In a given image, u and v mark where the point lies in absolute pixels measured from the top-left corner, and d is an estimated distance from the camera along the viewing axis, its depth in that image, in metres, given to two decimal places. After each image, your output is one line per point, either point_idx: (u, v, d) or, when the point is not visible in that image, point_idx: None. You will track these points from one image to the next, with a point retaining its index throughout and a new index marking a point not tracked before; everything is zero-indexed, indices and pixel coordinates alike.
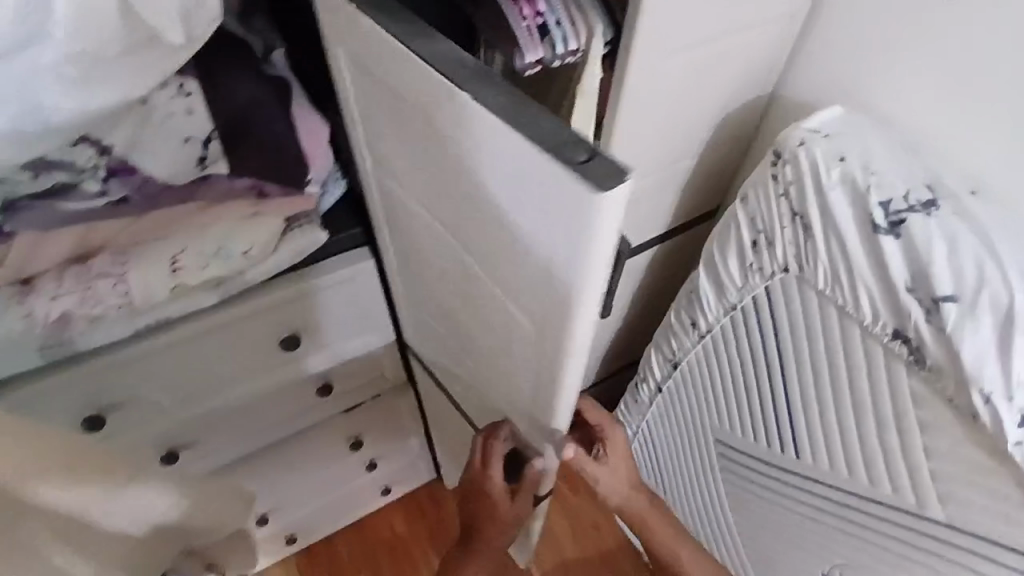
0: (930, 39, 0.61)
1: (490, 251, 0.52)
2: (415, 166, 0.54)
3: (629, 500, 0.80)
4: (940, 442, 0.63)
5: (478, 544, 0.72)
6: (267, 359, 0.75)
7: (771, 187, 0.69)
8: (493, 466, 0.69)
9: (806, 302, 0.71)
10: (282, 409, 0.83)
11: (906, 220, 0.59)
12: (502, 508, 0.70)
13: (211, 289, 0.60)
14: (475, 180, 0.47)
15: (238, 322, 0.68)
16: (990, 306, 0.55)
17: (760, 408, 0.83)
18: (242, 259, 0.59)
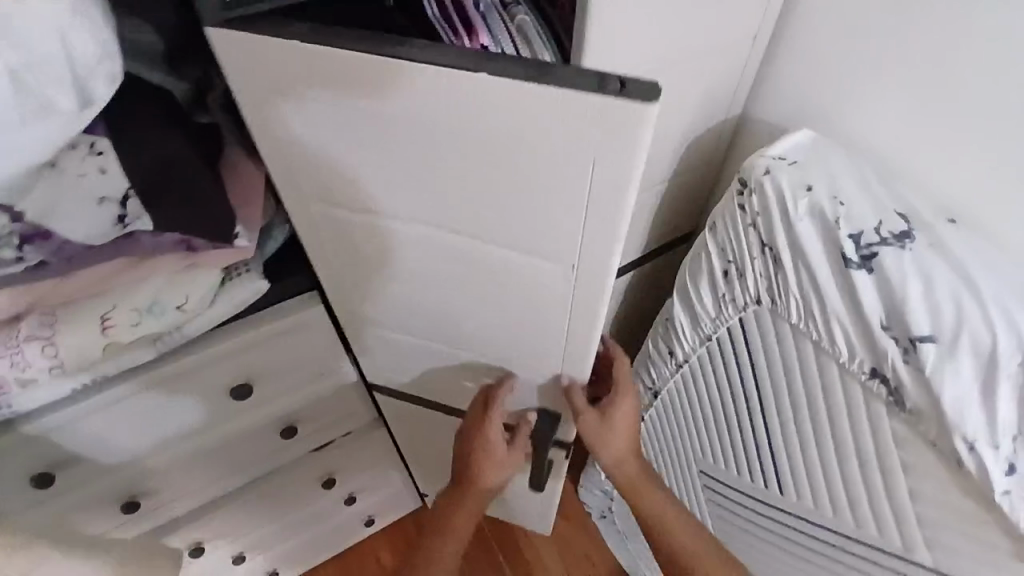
0: (895, 60, 0.58)
1: (484, 224, 0.50)
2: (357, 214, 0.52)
3: (619, 460, 0.80)
4: (925, 485, 0.59)
5: (473, 479, 0.80)
6: (224, 407, 0.72)
7: (739, 218, 0.66)
8: (490, 420, 0.73)
9: (780, 335, 0.67)
10: (248, 452, 0.81)
11: (879, 254, 0.56)
12: (496, 448, 0.77)
13: (150, 345, 0.57)
14: (457, 172, 0.46)
15: (186, 376, 0.65)
16: (970, 348, 0.52)
17: (742, 440, 0.80)
18: (179, 314, 0.55)
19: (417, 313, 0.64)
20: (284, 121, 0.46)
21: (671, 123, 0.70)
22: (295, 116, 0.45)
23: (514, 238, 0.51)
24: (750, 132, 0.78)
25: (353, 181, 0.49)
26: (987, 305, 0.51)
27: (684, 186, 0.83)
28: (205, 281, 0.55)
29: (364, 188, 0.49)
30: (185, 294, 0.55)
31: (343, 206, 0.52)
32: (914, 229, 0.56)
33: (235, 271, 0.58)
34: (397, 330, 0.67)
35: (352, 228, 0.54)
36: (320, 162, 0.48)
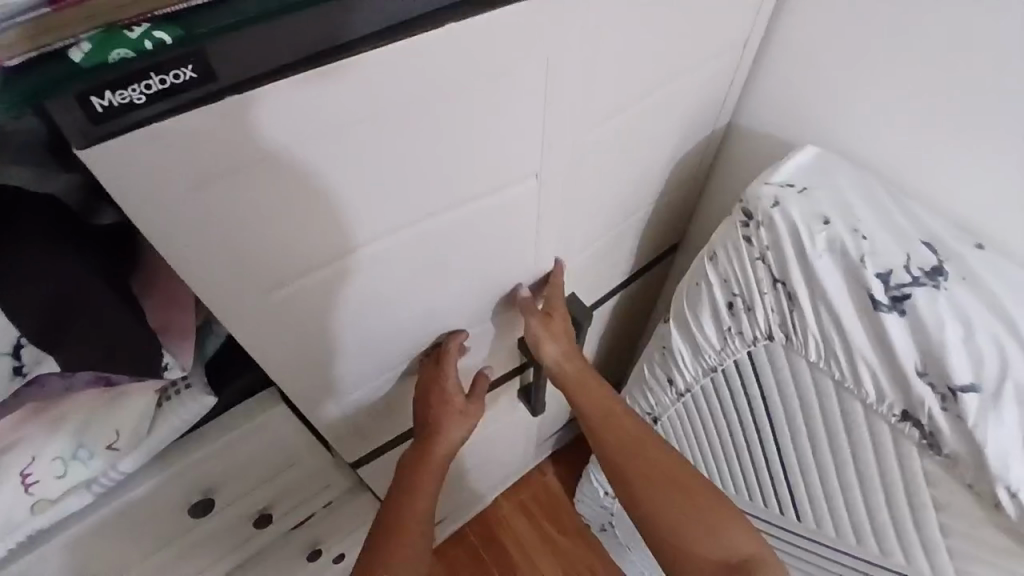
0: (896, 65, 0.53)
1: (444, 218, 0.52)
2: (323, 271, 0.48)
3: (565, 365, 0.75)
4: (956, 520, 0.54)
5: (426, 430, 0.72)
6: (182, 518, 0.63)
7: (744, 251, 0.60)
8: (445, 375, 0.68)
9: (797, 371, 0.62)
10: (220, 550, 0.72)
11: (912, 294, 0.51)
12: (451, 403, 0.71)
13: (83, 487, 0.49)
14: (414, 163, 0.45)
15: (132, 505, 0.56)
16: (1015, 398, 0.47)
17: (753, 468, 0.75)
18: (111, 453, 0.48)
19: (389, 341, 0.62)
20: (216, 216, 0.39)
21: (648, 145, 0.64)
22: (228, 201, 0.38)
23: (472, 193, 0.52)
24: (737, 144, 0.71)
25: (296, 241, 0.44)
26: None
27: (669, 204, 0.77)
28: (137, 409, 0.48)
29: (306, 238, 0.44)
30: (116, 428, 0.47)
31: (288, 273, 0.46)
32: (944, 263, 0.52)
33: (171, 392, 0.50)
34: (363, 371, 0.63)
35: (299, 294, 0.48)
36: (252, 234, 0.41)
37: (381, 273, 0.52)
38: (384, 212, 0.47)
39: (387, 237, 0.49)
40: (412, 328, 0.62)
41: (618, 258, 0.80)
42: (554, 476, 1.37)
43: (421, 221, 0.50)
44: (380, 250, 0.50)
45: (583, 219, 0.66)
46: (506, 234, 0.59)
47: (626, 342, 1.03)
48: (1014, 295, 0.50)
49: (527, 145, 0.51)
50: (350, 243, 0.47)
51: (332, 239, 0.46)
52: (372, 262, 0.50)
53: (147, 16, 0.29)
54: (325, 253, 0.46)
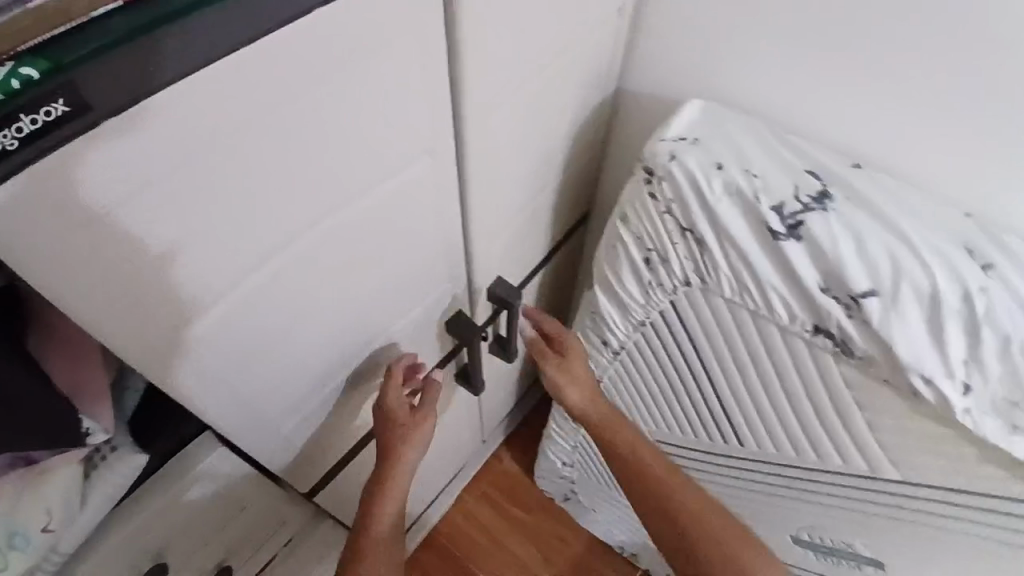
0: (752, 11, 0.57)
1: (351, 212, 0.51)
2: (228, 288, 0.46)
3: (591, 406, 0.83)
4: (882, 416, 0.61)
5: (382, 453, 0.78)
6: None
7: (650, 207, 0.64)
8: (397, 399, 0.74)
9: (715, 309, 0.66)
10: None
11: (805, 221, 0.57)
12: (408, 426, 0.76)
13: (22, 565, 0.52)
14: (307, 161, 0.44)
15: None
16: (913, 296, 0.54)
17: (694, 407, 0.80)
18: (48, 534, 0.52)
19: (316, 347, 0.61)
20: (111, 254, 0.37)
21: (544, 120, 0.66)
22: (124, 238, 0.37)
23: (371, 183, 0.51)
24: (626, 109, 0.75)
25: (201, 266, 0.43)
26: (918, 249, 0.55)
27: (574, 174, 0.80)
28: (60, 487, 0.51)
29: (218, 262, 0.44)
30: (44, 510, 0.51)
31: (200, 301, 0.45)
32: (827, 189, 0.58)
33: (94, 461, 0.54)
34: (293, 385, 0.62)
35: (217, 321, 0.48)
36: (143, 278, 0.40)
37: (293, 284, 0.52)
38: (288, 224, 0.47)
39: (297, 241, 0.49)
40: (339, 329, 0.62)
41: (536, 236, 0.82)
42: (509, 459, 1.39)
43: (323, 221, 0.49)
44: (293, 257, 0.50)
45: (496, 203, 0.68)
46: (414, 224, 0.60)
47: (555, 312, 1.06)
48: (897, 208, 0.57)
49: (419, 128, 0.51)
50: (258, 257, 0.47)
51: (240, 258, 0.45)
52: (284, 273, 0.50)
53: (10, 53, 0.28)
54: (237, 271, 0.46)
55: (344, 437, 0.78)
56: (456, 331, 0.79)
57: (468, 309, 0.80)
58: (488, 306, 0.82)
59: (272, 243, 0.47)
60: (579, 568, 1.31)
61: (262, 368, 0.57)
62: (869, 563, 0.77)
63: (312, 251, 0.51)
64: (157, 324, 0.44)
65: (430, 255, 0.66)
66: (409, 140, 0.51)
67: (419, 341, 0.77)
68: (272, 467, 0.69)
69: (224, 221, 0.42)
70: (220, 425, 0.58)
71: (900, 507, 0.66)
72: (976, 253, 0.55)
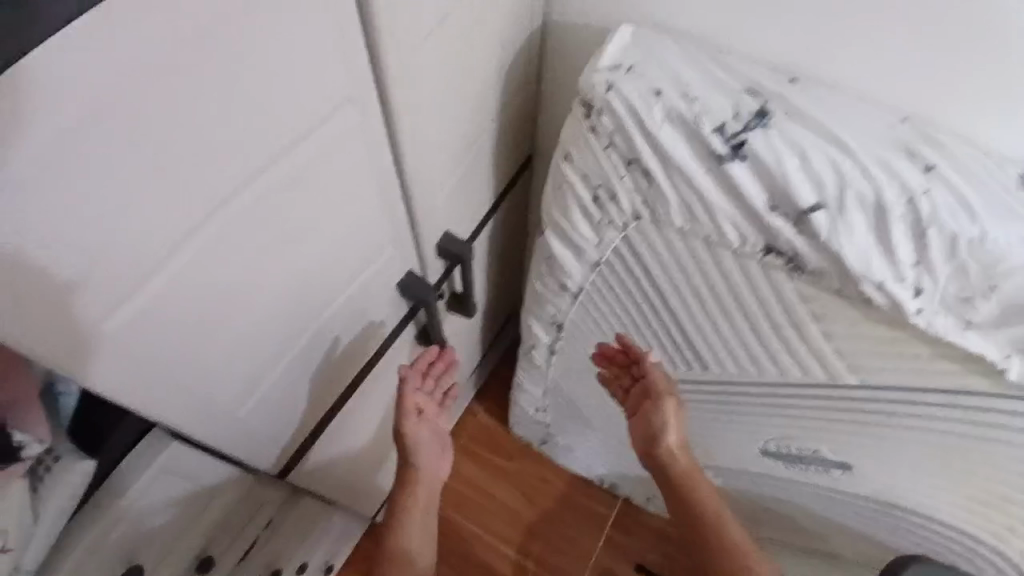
0: None
1: (272, 179, 0.49)
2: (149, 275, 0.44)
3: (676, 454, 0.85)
4: (838, 325, 0.63)
5: (404, 462, 0.89)
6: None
7: (593, 142, 0.63)
8: (406, 402, 0.85)
9: (667, 240, 0.66)
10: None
11: (746, 140, 0.56)
12: (416, 431, 0.86)
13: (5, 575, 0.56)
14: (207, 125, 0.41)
15: None
16: (857, 205, 0.55)
17: (658, 339, 0.81)
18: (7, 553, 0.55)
19: (263, 325, 0.59)
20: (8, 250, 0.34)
21: (471, 64, 0.63)
22: (20, 229, 0.34)
23: (288, 145, 0.48)
24: (556, 43, 0.72)
25: (113, 253, 0.40)
26: (859, 159, 0.55)
27: (510, 118, 0.78)
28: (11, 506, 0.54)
29: (135, 246, 0.41)
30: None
31: (120, 290, 0.42)
32: (766, 106, 0.57)
33: (40, 474, 0.56)
34: (245, 367, 0.60)
35: (145, 308, 0.45)
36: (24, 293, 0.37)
37: (223, 261, 0.49)
38: (204, 197, 0.44)
39: (219, 216, 0.46)
40: (283, 304, 0.60)
41: (481, 186, 0.80)
42: (485, 413, 1.41)
43: (241, 191, 0.47)
44: (217, 233, 0.47)
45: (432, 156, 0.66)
46: (347, 187, 0.57)
47: (509, 261, 1.06)
48: (836, 118, 0.57)
49: (328, 80, 0.48)
50: (175, 236, 0.44)
51: (157, 239, 0.43)
52: (210, 250, 0.47)
53: None
54: (157, 252, 0.43)
55: (310, 414, 0.77)
56: (409, 289, 0.77)
57: (421, 268, 0.78)
58: (440, 264, 0.81)
59: (190, 219, 0.44)
60: (565, 505, 1.35)
61: (207, 352, 0.55)
62: (834, 465, 0.79)
63: (237, 225, 0.48)
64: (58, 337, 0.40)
65: (368, 218, 0.63)
66: (320, 94, 0.48)
67: (373, 308, 0.75)
68: (235, 455, 0.67)
69: (131, 200, 0.39)
70: (170, 419, 0.55)
71: (863, 411, 0.69)
72: (918, 157, 0.56)
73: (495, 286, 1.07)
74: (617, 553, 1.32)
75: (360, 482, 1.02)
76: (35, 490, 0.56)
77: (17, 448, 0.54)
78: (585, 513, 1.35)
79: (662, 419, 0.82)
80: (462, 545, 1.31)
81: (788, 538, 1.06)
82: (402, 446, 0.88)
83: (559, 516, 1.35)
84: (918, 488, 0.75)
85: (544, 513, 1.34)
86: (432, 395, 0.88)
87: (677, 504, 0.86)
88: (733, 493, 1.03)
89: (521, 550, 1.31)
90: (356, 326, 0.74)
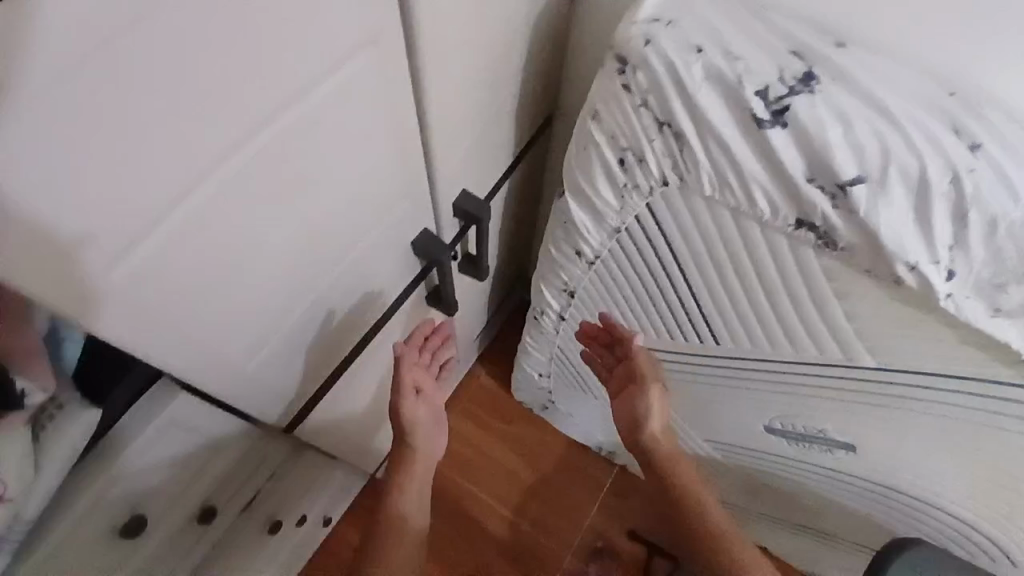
0: None
1: (288, 125, 0.46)
2: (155, 220, 0.41)
3: (658, 436, 0.93)
4: (861, 305, 0.60)
5: (399, 437, 0.90)
6: (118, 521, 0.71)
7: (625, 100, 0.60)
8: (403, 380, 0.86)
9: (693, 209, 0.63)
10: (178, 523, 0.83)
11: (790, 105, 0.53)
12: (413, 409, 0.88)
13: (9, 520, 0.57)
14: (223, 63, 0.38)
15: (68, 534, 0.65)
16: (899, 179, 0.52)
17: (672, 310, 0.79)
18: (9, 503, 0.55)
19: (274, 278, 0.57)
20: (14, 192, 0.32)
21: (500, 12, 0.59)
22: (26, 169, 0.32)
23: (305, 89, 0.45)
24: None
25: (123, 197, 0.38)
26: (905, 130, 0.51)
27: (533, 72, 0.74)
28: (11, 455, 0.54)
29: (145, 189, 0.39)
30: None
31: (127, 236, 0.40)
32: (813, 69, 0.54)
33: (44, 422, 0.56)
34: (251, 319, 0.59)
35: (152, 255, 0.43)
36: (23, 235, 0.34)
37: (233, 210, 0.47)
38: (216, 140, 0.41)
39: (230, 160, 0.43)
40: (295, 257, 0.58)
41: (499, 142, 0.76)
42: (486, 376, 1.41)
43: (255, 135, 0.44)
44: (227, 178, 0.44)
45: (452, 109, 0.62)
46: (363, 136, 0.54)
47: (523, 221, 1.04)
48: (884, 83, 0.53)
49: (350, 20, 0.44)
50: (185, 181, 0.41)
51: (165, 183, 0.40)
52: (219, 196, 0.45)
53: None
54: (166, 197, 0.41)
55: (314, 369, 0.76)
56: (425, 250, 0.76)
57: (436, 228, 0.77)
58: (455, 223, 0.79)
59: (201, 162, 0.41)
60: (563, 470, 1.36)
61: (212, 303, 0.53)
62: (840, 446, 0.79)
63: (249, 170, 0.45)
64: (61, 285, 0.38)
65: (383, 170, 0.60)
66: (341, 34, 0.45)
67: (382, 265, 0.73)
68: (241, 405, 0.67)
69: (140, 139, 0.36)
70: (178, 367, 0.54)
71: (878, 392, 0.68)
72: (962, 133, 0.51)
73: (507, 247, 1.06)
74: (612, 519, 1.33)
75: (362, 438, 1.03)
76: (36, 437, 0.56)
77: (21, 396, 0.52)
78: (583, 479, 1.36)
79: (644, 403, 0.91)
80: (460, 505, 1.33)
81: (782, 512, 1.07)
82: (399, 422, 0.89)
83: (559, 481, 1.36)
84: (923, 471, 0.74)
85: (543, 476, 1.35)
86: (428, 370, 0.90)
87: (660, 481, 0.95)
88: (733, 466, 1.03)
89: (518, 512, 1.33)
90: (366, 284, 0.73)
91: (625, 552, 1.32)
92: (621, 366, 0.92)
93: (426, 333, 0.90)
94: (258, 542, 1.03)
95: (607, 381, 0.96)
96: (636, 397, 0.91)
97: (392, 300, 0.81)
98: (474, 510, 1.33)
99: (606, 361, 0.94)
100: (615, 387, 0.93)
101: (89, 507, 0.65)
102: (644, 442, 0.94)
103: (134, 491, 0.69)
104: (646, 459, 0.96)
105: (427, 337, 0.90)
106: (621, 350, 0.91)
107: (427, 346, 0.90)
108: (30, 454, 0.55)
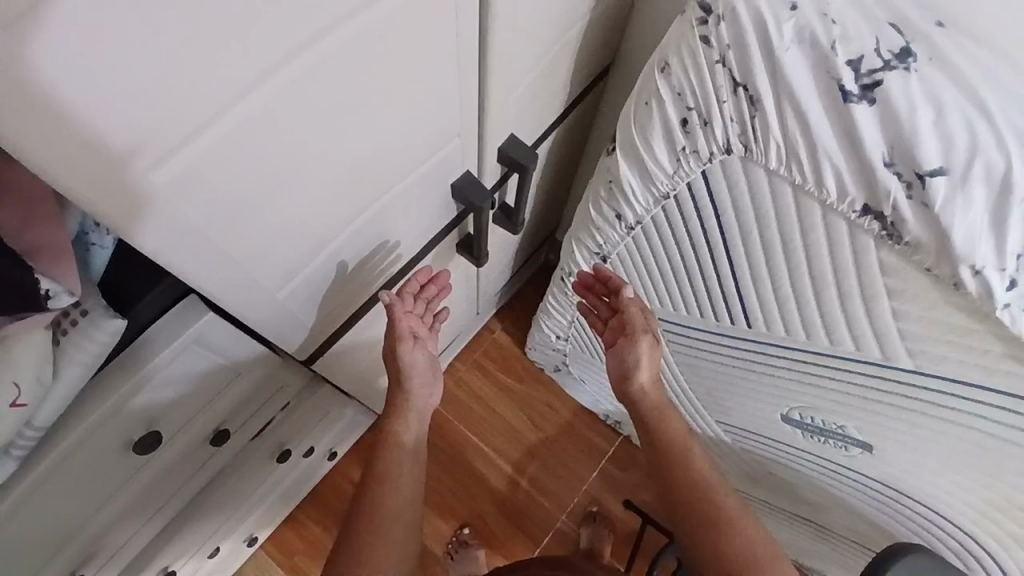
0: None
1: (341, 46, 0.42)
2: (192, 134, 0.39)
3: (648, 390, 0.89)
4: (912, 305, 0.56)
5: (393, 375, 0.87)
6: (131, 433, 0.72)
7: (702, 55, 0.57)
8: (398, 329, 0.81)
9: (752, 181, 0.60)
10: (189, 437, 0.85)
11: (883, 80, 0.49)
12: (412, 355, 0.85)
13: (29, 417, 0.58)
14: None
15: (85, 440, 0.65)
16: (983, 176, 0.47)
17: (705, 286, 0.75)
18: (23, 406, 0.56)
19: (311, 207, 0.56)
20: (56, 68, 0.30)
21: None
22: (70, 48, 0.30)
23: (360, 7, 0.41)
24: None
25: (164, 98, 0.35)
26: (998, 125, 0.46)
27: (602, 12, 0.69)
28: (30, 356, 0.54)
29: (193, 96, 0.37)
30: (14, 383, 0.54)
31: (165, 141, 0.38)
32: (912, 44, 0.49)
33: (65, 327, 0.56)
34: (282, 246, 0.57)
35: (191, 165, 0.41)
36: (62, 124, 0.33)
37: (273, 129, 0.44)
38: (267, 52, 0.38)
39: (280, 74, 0.40)
40: (333, 187, 0.56)
41: (554, 87, 0.74)
42: (502, 331, 1.40)
43: (303, 53, 0.40)
44: (273, 92, 0.41)
45: (512, 48, 0.59)
46: (417, 67, 0.51)
47: (568, 168, 1.03)
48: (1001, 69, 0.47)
49: None
50: (231, 93, 0.39)
51: (212, 92, 0.37)
52: (264, 111, 0.42)
53: None
54: (210, 108, 0.38)
55: (338, 303, 0.75)
56: (463, 194, 0.74)
57: (478, 172, 0.75)
58: (498, 168, 0.77)
59: (248, 73, 0.38)
60: (566, 436, 1.36)
61: (244, 227, 0.51)
62: (856, 445, 0.76)
63: (298, 85, 0.42)
64: (104, 177, 0.37)
65: (430, 104, 0.57)
66: None
67: (417, 205, 0.70)
68: (264, 331, 0.66)
69: (193, 37, 0.34)
70: (204, 289, 0.53)
71: (916, 398, 0.63)
72: None
73: (546, 198, 1.05)
74: (608, 487, 1.34)
75: (372, 374, 1.03)
76: (56, 343, 0.56)
77: (46, 297, 0.50)
78: (585, 445, 1.36)
79: (633, 356, 0.86)
80: (460, 454, 1.34)
81: (786, 504, 1.06)
82: (392, 360, 0.85)
83: (561, 445, 1.36)
84: (935, 483, 0.72)
85: (545, 437, 1.36)
86: (422, 319, 0.85)
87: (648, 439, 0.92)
88: (743, 453, 1.01)
89: (517, 469, 1.34)
90: (399, 223, 0.71)
91: (618, 521, 1.33)
92: (615, 318, 0.88)
93: (421, 281, 0.83)
94: (266, 466, 1.06)
95: (602, 334, 0.91)
96: (624, 346, 0.86)
97: (421, 245, 0.80)
98: (472, 459, 1.34)
99: (602, 313, 0.90)
100: (608, 339, 0.89)
101: (104, 415, 0.65)
102: (636, 397, 0.90)
103: (149, 407, 0.70)
104: (636, 417, 0.92)
105: (422, 286, 0.84)
106: (614, 302, 0.88)
107: (421, 294, 0.84)
108: (49, 356, 0.55)
